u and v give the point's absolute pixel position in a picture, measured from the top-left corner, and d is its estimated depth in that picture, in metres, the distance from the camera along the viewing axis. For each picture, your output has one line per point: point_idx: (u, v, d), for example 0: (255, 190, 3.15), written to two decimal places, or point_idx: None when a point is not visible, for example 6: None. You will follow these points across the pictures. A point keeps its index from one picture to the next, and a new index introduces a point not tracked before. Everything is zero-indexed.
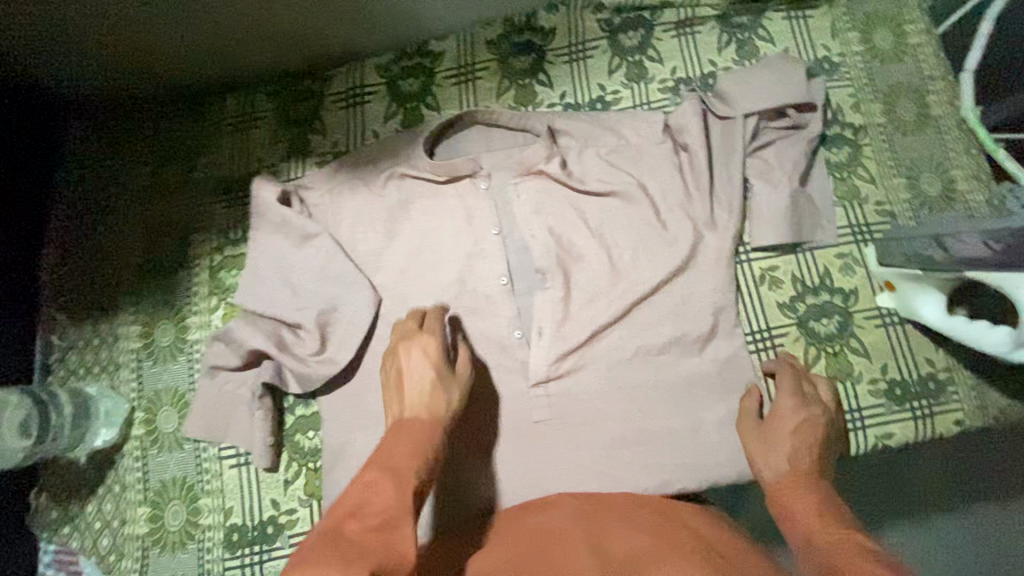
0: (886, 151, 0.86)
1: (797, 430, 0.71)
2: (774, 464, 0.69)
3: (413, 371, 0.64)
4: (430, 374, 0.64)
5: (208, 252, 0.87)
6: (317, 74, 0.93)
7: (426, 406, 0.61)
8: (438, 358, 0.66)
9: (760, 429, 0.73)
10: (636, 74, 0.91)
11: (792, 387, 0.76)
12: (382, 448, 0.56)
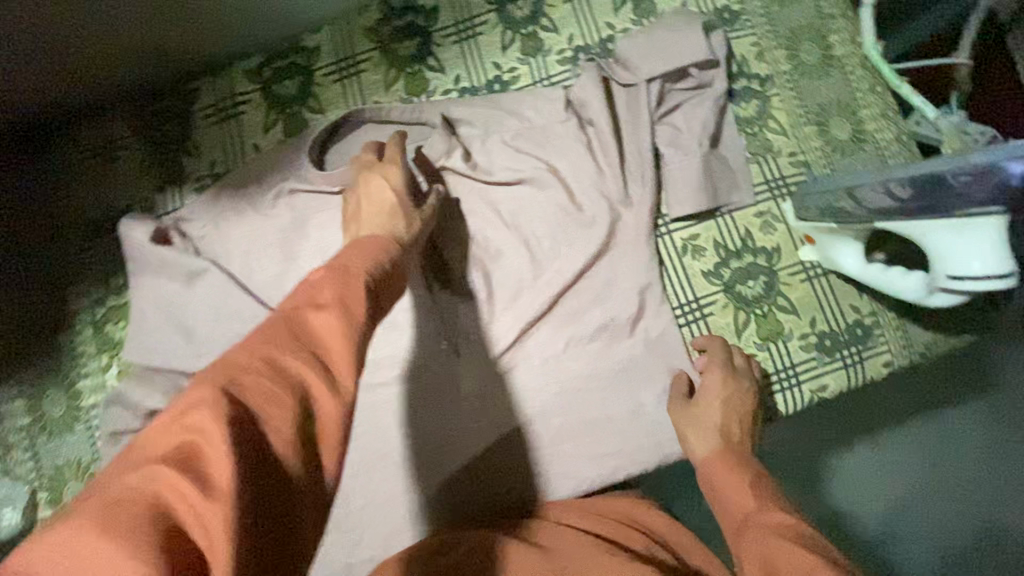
0: (794, 99, 0.84)
1: (723, 407, 0.72)
2: (703, 442, 0.71)
3: (375, 193, 0.65)
4: (390, 194, 0.65)
5: (89, 306, 0.79)
6: (180, 90, 0.83)
7: (385, 217, 0.62)
8: (400, 185, 0.67)
9: (688, 408, 0.74)
10: (532, 47, 0.85)
11: (720, 362, 0.75)
12: (310, 290, 0.41)
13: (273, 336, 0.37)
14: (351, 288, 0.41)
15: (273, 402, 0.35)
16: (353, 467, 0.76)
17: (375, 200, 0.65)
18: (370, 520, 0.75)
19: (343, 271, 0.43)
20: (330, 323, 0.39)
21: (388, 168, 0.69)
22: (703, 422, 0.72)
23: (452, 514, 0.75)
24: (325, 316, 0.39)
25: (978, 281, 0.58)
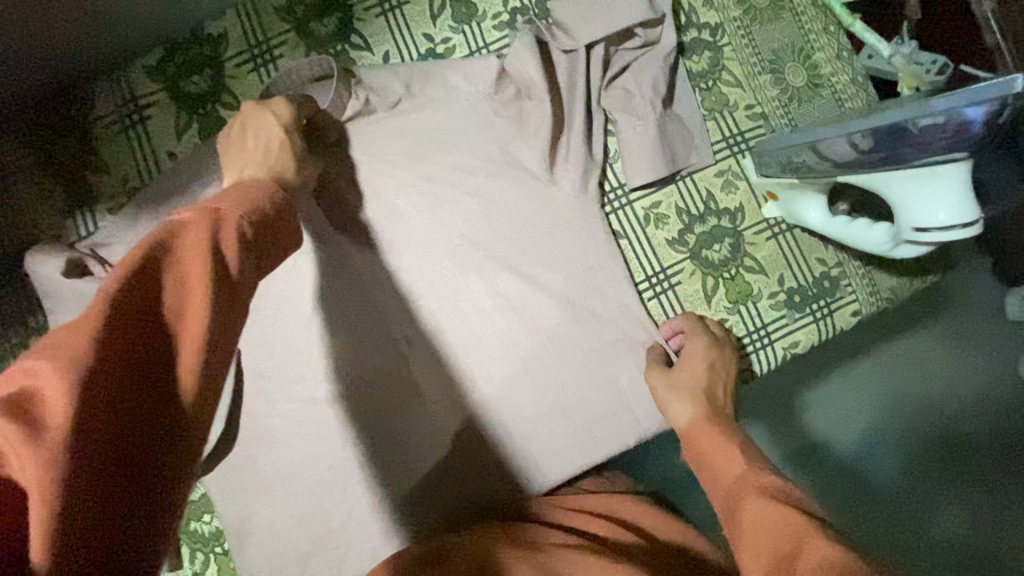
0: (747, 47, 0.79)
1: (706, 374, 0.72)
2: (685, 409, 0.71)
3: (262, 129, 0.62)
4: (277, 130, 0.62)
5: (9, 351, 0.71)
6: (71, 98, 0.73)
7: (267, 159, 0.59)
8: (289, 121, 0.64)
9: (669, 379, 0.72)
10: (464, 13, 0.77)
11: (699, 330, 0.74)
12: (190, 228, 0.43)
13: (128, 273, 0.38)
14: (223, 224, 0.43)
15: (121, 331, 0.36)
16: (327, 485, 0.73)
17: (262, 137, 0.62)
18: (352, 536, 0.73)
19: (212, 214, 0.44)
20: (192, 259, 0.40)
21: (275, 102, 0.65)
22: (684, 390, 0.71)
23: (435, 520, 0.73)
24: (187, 255, 0.40)
25: (943, 233, 0.56)
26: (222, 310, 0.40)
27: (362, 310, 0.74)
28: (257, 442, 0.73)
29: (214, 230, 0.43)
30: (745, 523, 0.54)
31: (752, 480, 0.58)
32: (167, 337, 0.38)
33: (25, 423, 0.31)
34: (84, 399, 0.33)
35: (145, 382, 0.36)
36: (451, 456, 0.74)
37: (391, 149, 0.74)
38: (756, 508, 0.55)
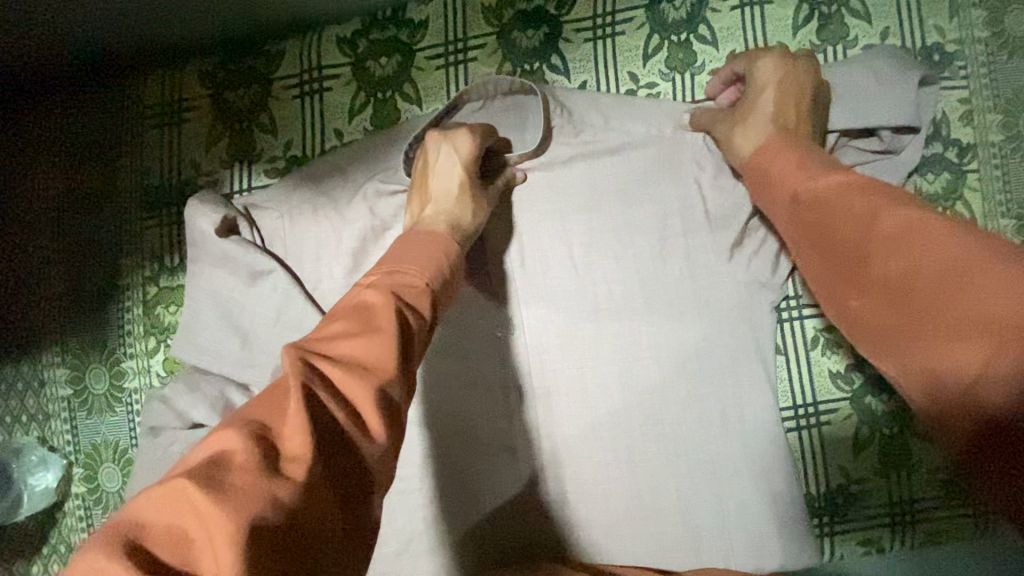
0: (996, 182, 0.67)
1: (776, 90, 0.59)
2: (752, 131, 0.58)
3: (444, 166, 0.62)
4: (459, 171, 0.61)
5: (141, 283, 0.72)
6: (261, 52, 0.71)
7: (451, 204, 0.59)
8: (472, 158, 0.62)
9: (749, 95, 0.61)
10: (681, 60, 0.69)
11: (774, 62, 0.60)
12: (396, 271, 0.48)
13: (327, 360, 0.40)
14: (419, 291, 0.47)
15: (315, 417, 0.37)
16: (393, 509, 0.69)
17: (444, 175, 0.61)
18: (402, 568, 0.68)
19: (407, 281, 0.47)
20: (375, 364, 0.41)
21: (456, 133, 0.63)
22: (755, 117, 0.58)
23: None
24: (372, 341, 0.41)
25: None
26: (396, 431, 0.40)
27: (483, 341, 0.70)
28: None
29: (395, 320, 0.43)
30: (814, 207, 0.47)
31: (798, 172, 0.50)
32: (349, 425, 0.38)
33: (228, 489, 0.32)
34: (296, 509, 0.33)
35: (341, 466, 0.36)
36: (522, 522, 0.69)
37: (563, 187, 0.68)
38: (822, 196, 0.47)
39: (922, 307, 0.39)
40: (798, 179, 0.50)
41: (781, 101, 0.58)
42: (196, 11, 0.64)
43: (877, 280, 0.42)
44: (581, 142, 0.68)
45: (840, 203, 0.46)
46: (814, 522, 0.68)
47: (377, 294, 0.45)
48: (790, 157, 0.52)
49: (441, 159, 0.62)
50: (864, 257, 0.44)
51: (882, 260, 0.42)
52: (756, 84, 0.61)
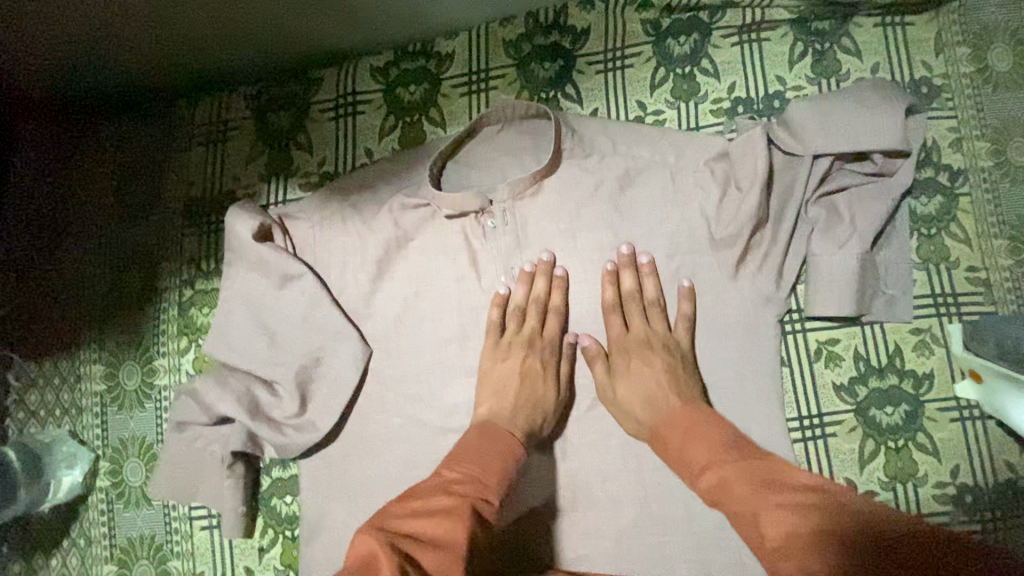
0: (988, 205, 0.70)
1: (652, 340, 0.69)
2: (643, 371, 0.67)
3: (533, 371, 0.70)
4: (542, 378, 0.69)
5: (178, 286, 0.76)
6: (301, 79, 0.79)
7: (530, 407, 0.67)
8: (555, 379, 0.70)
9: (626, 366, 0.68)
10: (685, 90, 0.74)
11: (655, 308, 0.71)
12: (479, 455, 0.58)
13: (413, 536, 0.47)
14: (490, 468, 0.57)
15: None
16: None
17: (530, 371, 0.69)
18: None
19: (482, 463, 0.57)
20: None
21: (543, 345, 0.71)
22: (632, 376, 0.67)
23: None
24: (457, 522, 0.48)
25: None
26: None
27: None
28: (353, 446, 0.72)
29: (473, 522, 0.50)
30: (677, 419, 0.60)
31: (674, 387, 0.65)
32: None
33: None
34: None
35: None
36: (530, 528, 0.70)
37: (576, 203, 0.72)
38: (679, 412, 0.61)
39: (772, 489, 0.49)
40: (693, 454, 0.56)
41: (651, 347, 0.68)
42: (250, 37, 0.71)
43: (736, 513, 0.50)
44: (593, 163, 0.72)
45: (697, 421, 0.59)
46: None
47: (461, 478, 0.54)
48: (680, 419, 0.60)
49: (503, 363, 0.70)
50: (755, 516, 0.48)
51: (771, 510, 0.47)
52: (626, 362, 0.68)
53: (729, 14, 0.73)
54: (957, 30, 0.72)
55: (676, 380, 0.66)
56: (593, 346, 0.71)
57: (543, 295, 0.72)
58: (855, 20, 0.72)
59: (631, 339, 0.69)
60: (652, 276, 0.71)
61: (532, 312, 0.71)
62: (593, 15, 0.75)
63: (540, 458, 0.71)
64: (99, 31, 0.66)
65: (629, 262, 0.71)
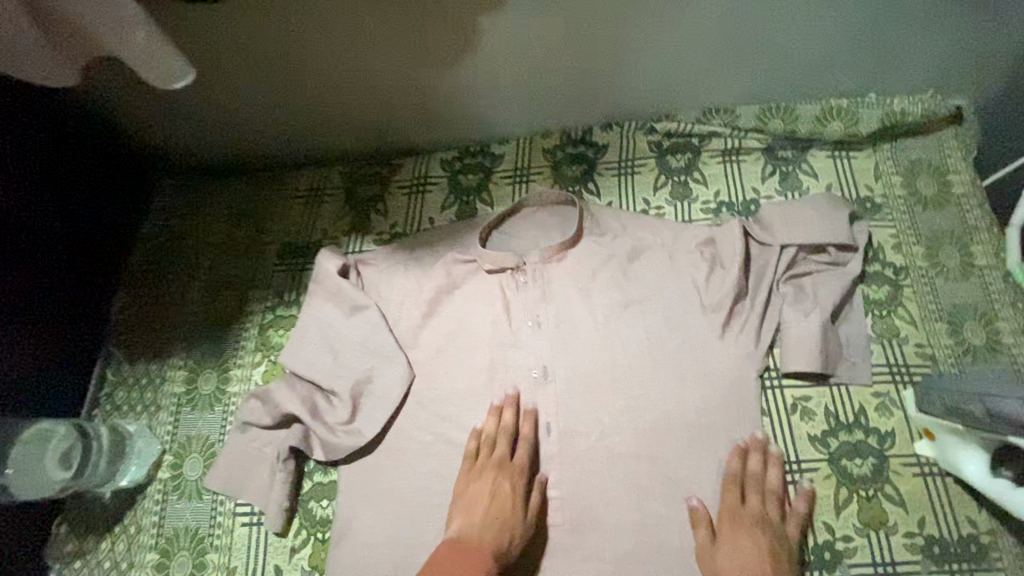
0: (928, 296, 0.86)
1: (761, 520, 0.75)
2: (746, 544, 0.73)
3: (502, 494, 0.76)
4: (509, 502, 0.76)
5: (262, 311, 0.92)
6: (386, 164, 1.02)
7: (497, 530, 0.73)
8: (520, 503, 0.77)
9: (732, 538, 0.74)
10: (681, 193, 0.95)
11: (773, 490, 0.78)
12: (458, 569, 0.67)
13: None
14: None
15: None
16: (429, 521, 0.80)
17: (497, 492, 0.76)
18: None
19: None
20: None
21: (511, 471, 0.78)
22: (741, 546, 0.73)
23: None
24: None
25: None
26: None
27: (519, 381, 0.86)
28: (389, 457, 0.82)
29: None
30: None
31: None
32: None
33: None
34: None
35: None
36: (537, 544, 0.79)
37: (592, 270, 0.90)
38: None
39: None
40: None
41: (761, 526, 0.75)
42: (362, 127, 0.99)
43: None
44: (607, 240, 0.92)
45: None
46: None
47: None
48: None
49: (473, 482, 0.77)
50: None
51: None
52: (733, 534, 0.75)
53: (714, 141, 0.96)
54: (891, 163, 0.93)
55: (778, 566, 0.72)
56: (701, 511, 0.77)
57: (512, 426, 0.81)
58: (812, 151, 0.95)
59: (745, 513, 0.76)
60: (777, 466, 0.79)
61: (502, 440, 0.80)
62: (612, 134, 0.99)
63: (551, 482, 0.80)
64: (266, 104, 0.95)
65: (759, 445, 0.80)
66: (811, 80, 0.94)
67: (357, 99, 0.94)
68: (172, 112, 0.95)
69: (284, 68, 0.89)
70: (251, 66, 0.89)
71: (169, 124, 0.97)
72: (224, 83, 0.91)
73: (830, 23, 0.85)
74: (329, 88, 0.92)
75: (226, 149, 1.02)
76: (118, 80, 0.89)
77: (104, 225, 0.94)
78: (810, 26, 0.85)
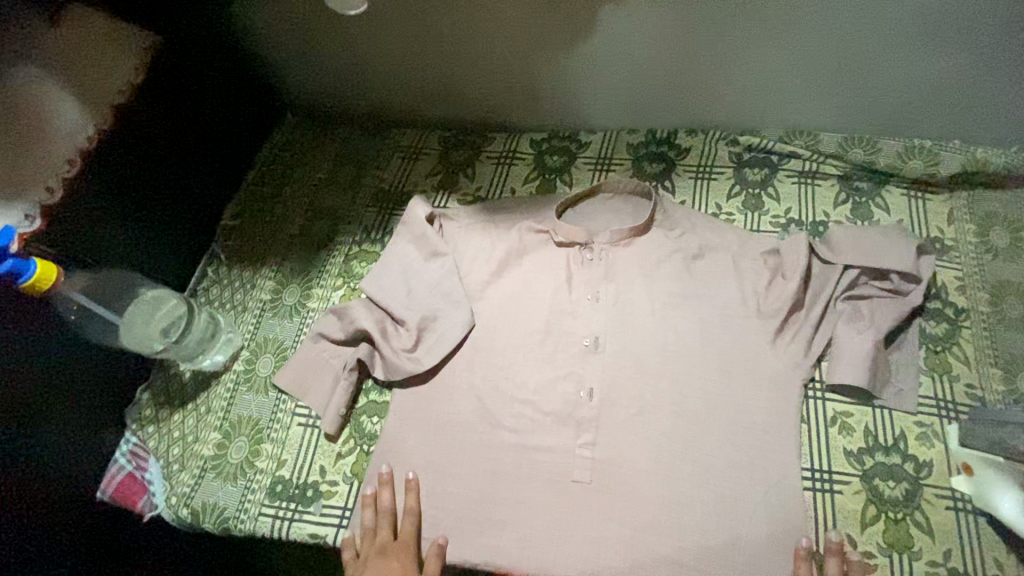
0: (986, 340, 0.87)
1: None
2: None
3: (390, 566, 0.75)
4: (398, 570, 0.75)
5: (350, 242, 1.01)
6: (480, 136, 1.11)
7: None
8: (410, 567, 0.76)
9: None
10: (752, 204, 1.00)
11: None
12: None
13: None
14: None
15: None
16: (465, 454, 0.85)
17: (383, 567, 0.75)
18: (457, 502, 0.83)
19: None
20: None
21: (395, 543, 0.77)
22: None
23: (530, 537, 0.80)
24: None
25: None
26: None
27: (569, 349, 0.90)
28: (440, 390, 0.89)
29: None
30: None
31: None
32: None
33: None
34: None
35: None
36: (561, 498, 0.82)
37: (657, 258, 0.95)
38: None
39: None
40: None
41: None
42: (466, 99, 1.09)
43: None
44: (675, 234, 0.97)
45: None
46: None
47: None
48: None
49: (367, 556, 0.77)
50: None
51: None
52: None
53: (792, 162, 1.01)
54: (966, 210, 0.95)
55: None
56: None
57: (390, 506, 0.80)
58: (887, 187, 0.98)
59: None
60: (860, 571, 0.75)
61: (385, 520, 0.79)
62: (695, 140, 1.05)
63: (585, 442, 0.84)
64: (386, 64, 1.06)
65: (836, 550, 0.75)
66: (897, 118, 0.97)
67: (468, 71, 1.04)
68: (302, 57, 1.07)
69: (410, 31, 0.99)
70: (381, 25, 0.99)
71: (300, 67, 1.10)
72: (353, 36, 1.02)
73: (927, 65, 0.89)
74: (445, 57, 1.02)
75: (343, 98, 1.14)
76: (268, 21, 1.02)
77: (235, 141, 1.07)
78: (906, 65, 0.90)
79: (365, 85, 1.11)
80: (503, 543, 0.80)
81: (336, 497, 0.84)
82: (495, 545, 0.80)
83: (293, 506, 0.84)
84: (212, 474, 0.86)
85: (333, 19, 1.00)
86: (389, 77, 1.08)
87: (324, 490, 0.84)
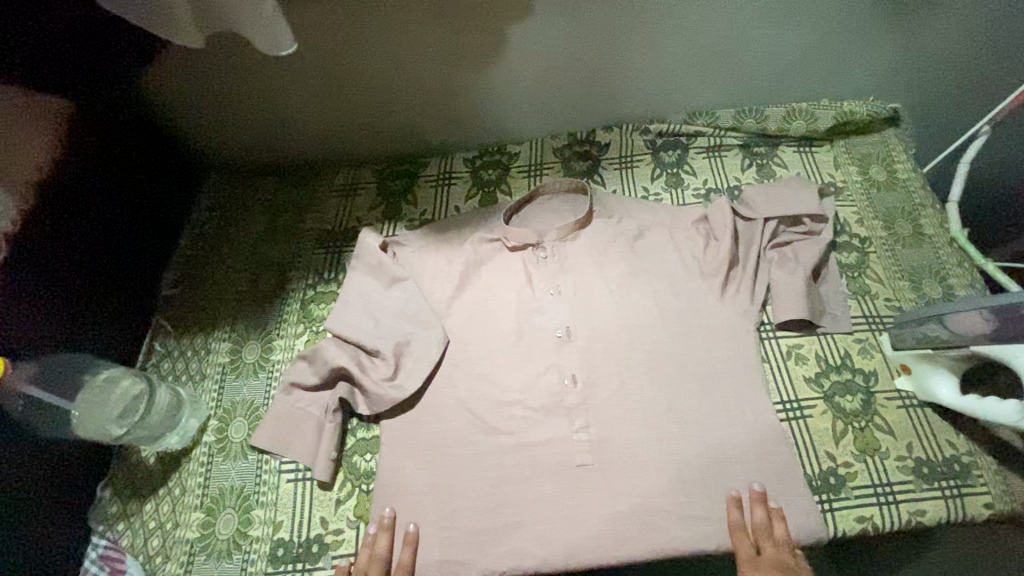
0: (891, 260, 1.01)
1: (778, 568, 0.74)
2: None
3: None
4: None
5: (304, 287, 0.99)
6: (413, 163, 1.14)
7: None
8: None
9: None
10: (674, 182, 1.10)
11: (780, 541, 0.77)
12: None
13: None
14: None
15: None
16: (467, 468, 0.85)
17: None
18: (469, 517, 0.82)
19: None
20: None
21: None
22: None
23: (549, 532, 0.81)
24: None
25: None
26: None
27: (544, 343, 0.93)
28: (427, 412, 0.89)
29: None
30: None
31: None
32: None
33: None
34: None
35: None
36: (570, 487, 0.83)
37: (605, 244, 1.02)
38: None
39: None
40: None
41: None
42: (393, 130, 1.13)
43: None
44: (614, 221, 1.04)
45: None
46: (816, 497, 0.83)
47: None
48: None
49: None
50: None
51: None
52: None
53: (699, 140, 1.13)
54: (846, 156, 1.11)
55: None
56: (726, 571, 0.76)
57: (387, 553, 0.77)
58: (780, 148, 1.12)
59: (762, 561, 0.75)
60: (781, 520, 0.79)
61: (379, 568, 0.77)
62: (612, 135, 1.14)
63: (580, 427, 0.87)
64: (310, 109, 1.08)
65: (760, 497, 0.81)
66: (774, 88, 1.12)
67: (392, 103, 1.08)
68: (221, 114, 1.07)
69: (328, 75, 1.02)
70: (298, 72, 1.01)
71: (218, 124, 1.09)
72: (271, 87, 1.03)
73: (788, 41, 1.04)
74: (367, 94, 1.06)
75: (268, 148, 1.14)
76: (182, 83, 1.01)
77: (162, 206, 1.04)
78: (772, 43, 1.04)
79: (291, 132, 1.12)
80: (524, 545, 0.81)
81: (344, 544, 0.80)
82: (516, 549, 0.80)
83: (300, 567, 0.79)
84: (203, 556, 0.80)
85: (248, 73, 1.00)
86: (314, 120, 1.10)
87: (330, 541, 0.81)
